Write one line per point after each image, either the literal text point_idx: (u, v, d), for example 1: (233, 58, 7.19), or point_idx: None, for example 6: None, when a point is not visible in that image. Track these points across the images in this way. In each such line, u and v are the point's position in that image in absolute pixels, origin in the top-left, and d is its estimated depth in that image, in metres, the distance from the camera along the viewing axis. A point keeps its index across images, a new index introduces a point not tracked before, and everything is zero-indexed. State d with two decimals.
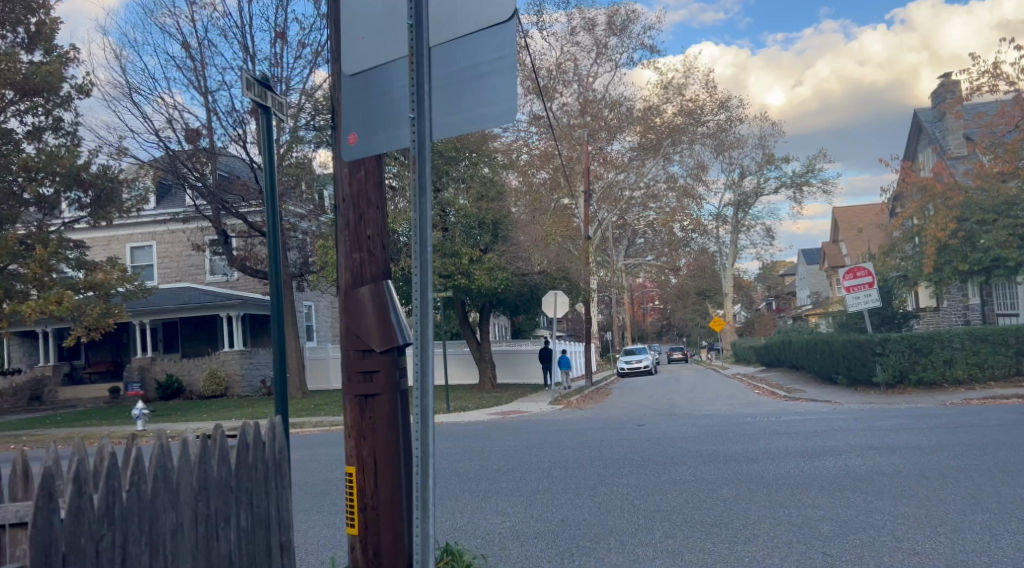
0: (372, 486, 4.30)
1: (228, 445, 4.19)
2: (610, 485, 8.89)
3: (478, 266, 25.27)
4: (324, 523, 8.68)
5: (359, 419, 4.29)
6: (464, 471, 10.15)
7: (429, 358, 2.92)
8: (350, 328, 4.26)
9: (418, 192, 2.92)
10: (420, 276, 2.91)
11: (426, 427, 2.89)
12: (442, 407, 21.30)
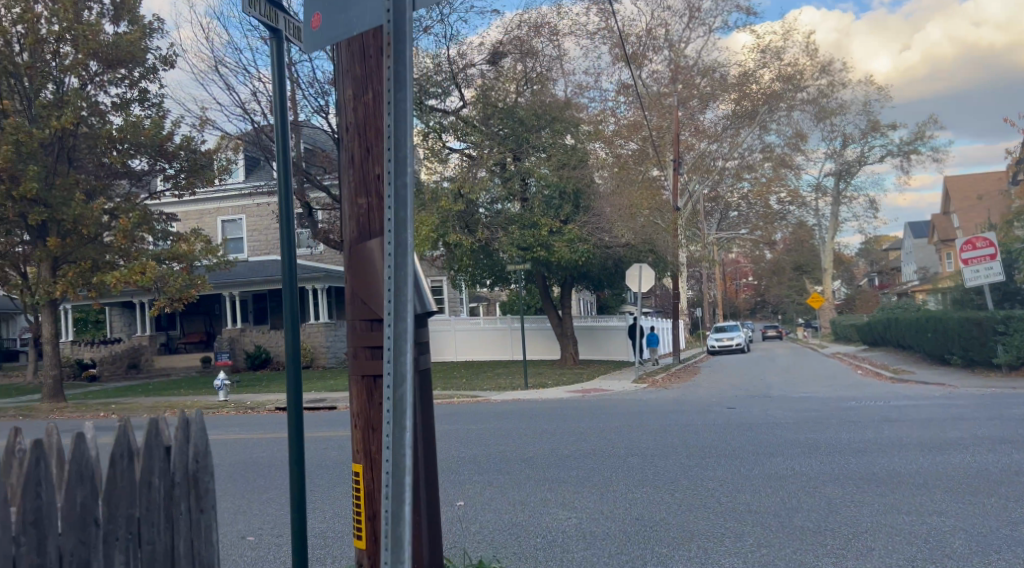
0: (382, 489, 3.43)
1: (87, 469, 3.53)
2: (694, 477, 7.86)
3: (558, 238, 24.47)
4: None
5: (366, 406, 3.43)
6: (532, 455, 9.31)
7: (404, 324, 2.03)
8: (356, 294, 3.40)
9: (394, 85, 2.08)
10: (396, 204, 2.06)
11: (403, 427, 1.97)
12: (519, 383, 20.52)
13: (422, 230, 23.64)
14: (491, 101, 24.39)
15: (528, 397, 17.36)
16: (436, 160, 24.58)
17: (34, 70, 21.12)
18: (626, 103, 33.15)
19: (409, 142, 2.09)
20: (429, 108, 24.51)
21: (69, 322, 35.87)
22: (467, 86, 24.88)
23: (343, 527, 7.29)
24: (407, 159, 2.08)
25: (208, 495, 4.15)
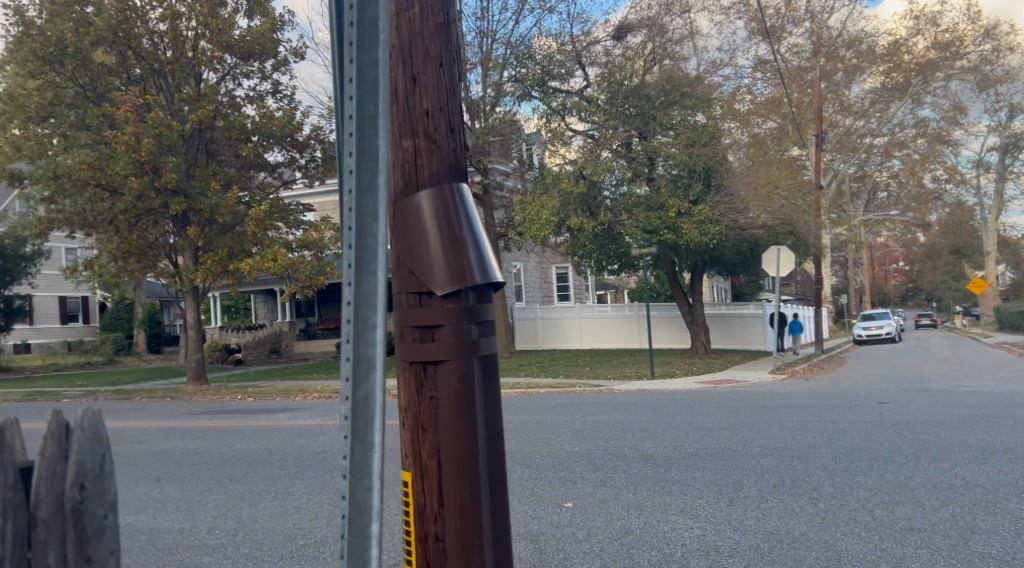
0: (435, 504, 2.73)
1: None
2: (841, 485, 6.79)
3: (686, 219, 22.95)
4: None
5: (416, 399, 2.75)
6: (653, 453, 8.45)
7: (369, 315, 1.85)
8: (402, 260, 2.75)
9: (362, 41, 1.83)
10: (362, 181, 1.85)
11: (366, 435, 1.82)
12: (646, 373, 19.49)
13: (543, 214, 22.89)
14: (614, 79, 23.63)
15: (655, 388, 16.42)
16: (559, 143, 23.91)
17: (175, 66, 21.81)
18: (765, 79, 31.20)
19: (377, 102, 1.85)
20: (551, 89, 24.15)
21: (216, 309, 37.61)
22: (592, 65, 24.15)
23: None
24: (376, 117, 1.85)
25: (104, 535, 3.94)
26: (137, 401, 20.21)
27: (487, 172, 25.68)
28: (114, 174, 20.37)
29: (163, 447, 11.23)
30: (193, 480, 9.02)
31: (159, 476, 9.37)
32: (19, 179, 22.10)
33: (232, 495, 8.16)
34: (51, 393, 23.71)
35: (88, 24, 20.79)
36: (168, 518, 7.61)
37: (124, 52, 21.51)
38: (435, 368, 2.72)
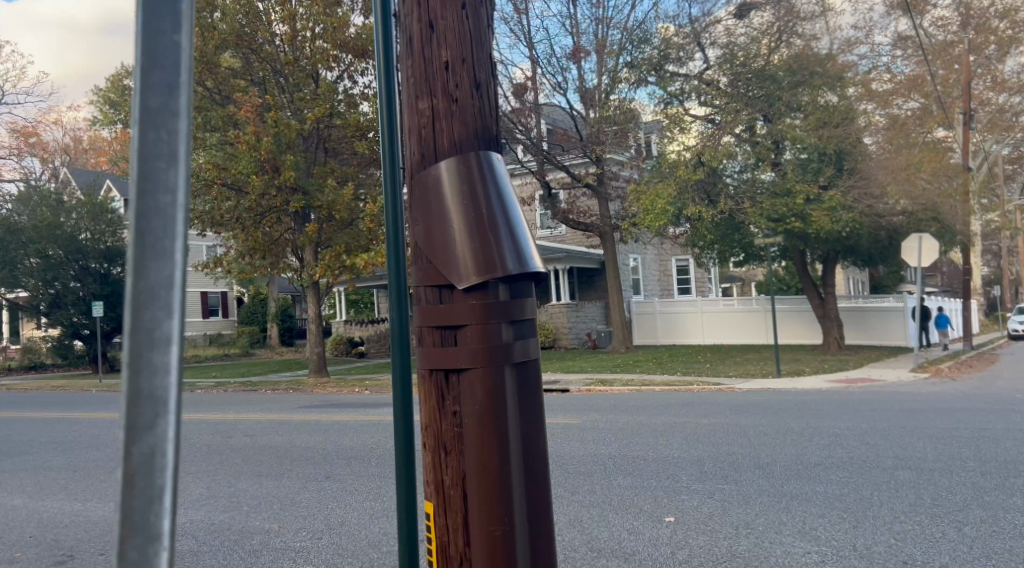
0: (461, 540, 2.27)
1: None
2: (994, 506, 5.86)
3: (815, 206, 21.36)
4: (582, 498, 6.79)
5: (438, 412, 2.30)
6: (771, 461, 7.69)
7: (155, 351, 1.47)
8: (420, 245, 2.32)
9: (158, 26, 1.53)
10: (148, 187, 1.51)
11: (151, 496, 1.45)
12: (771, 370, 18.29)
13: (659, 203, 22.04)
14: (737, 61, 22.48)
15: (780, 387, 15.36)
16: (679, 129, 22.92)
17: (296, 66, 22.13)
18: (906, 56, 28.89)
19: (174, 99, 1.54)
20: (668, 73, 23.37)
21: (341, 304, 38.51)
22: (712, 46, 23.15)
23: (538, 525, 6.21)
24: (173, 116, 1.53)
25: None
26: (261, 393, 20.83)
27: (602, 162, 25.00)
28: (238, 173, 21.01)
29: (270, 440, 11.32)
30: (291, 476, 8.95)
31: (260, 471, 9.37)
32: None
33: (324, 495, 8.02)
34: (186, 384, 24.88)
35: (214, 29, 21.41)
36: (258, 517, 7.52)
37: (248, 54, 22.24)
38: (458, 378, 2.25)
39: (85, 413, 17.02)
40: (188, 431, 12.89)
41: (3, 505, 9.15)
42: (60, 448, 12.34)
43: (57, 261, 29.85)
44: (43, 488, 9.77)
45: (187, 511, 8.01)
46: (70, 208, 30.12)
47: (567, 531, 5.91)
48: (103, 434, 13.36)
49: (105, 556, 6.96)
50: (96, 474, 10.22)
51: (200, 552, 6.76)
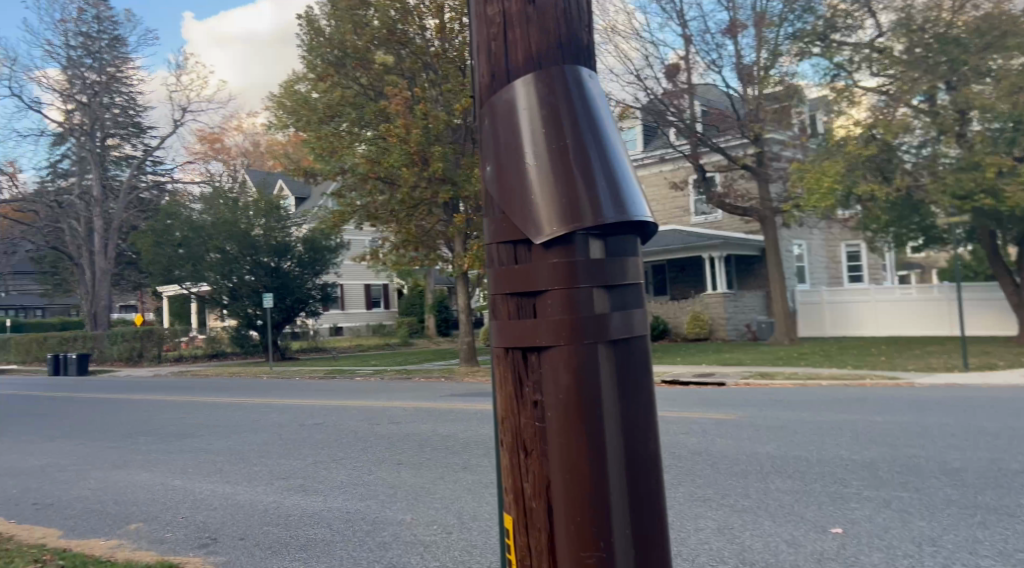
0: (543, 552, 1.99)
1: None
2: None
3: (1009, 180, 18.99)
4: (733, 501, 6.07)
5: (517, 405, 2.02)
6: (961, 468, 6.63)
7: None
8: (493, 188, 2.05)
9: None
10: None
11: None
12: (956, 364, 16.44)
13: (825, 182, 20.42)
14: (914, 26, 20.15)
15: (967, 383, 13.74)
16: (847, 102, 21.15)
17: (443, 57, 22.11)
18: None
19: None
20: (835, 43, 21.67)
21: None
22: (886, 10, 21.04)
23: (685, 528, 5.58)
24: None
25: None
26: (415, 382, 21.12)
27: (762, 141, 23.66)
28: (390, 166, 21.30)
29: (415, 428, 11.25)
30: (430, 466, 8.76)
31: (401, 460, 9.25)
32: (313, 176, 24.02)
33: (460, 487, 7.76)
34: (347, 372, 25.79)
35: (367, 25, 21.85)
36: (392, 507, 7.34)
37: (398, 49, 22.36)
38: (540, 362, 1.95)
39: (252, 398, 17.88)
40: (340, 417, 13.12)
41: (165, 485, 9.56)
42: (223, 431, 12.89)
43: (234, 256, 31.78)
44: (201, 469, 10.15)
45: (327, 498, 7.96)
46: (244, 206, 31.94)
47: (714, 539, 5.25)
48: (262, 418, 13.86)
49: (244, 541, 6.97)
50: (250, 457, 10.52)
51: (332, 541, 6.63)
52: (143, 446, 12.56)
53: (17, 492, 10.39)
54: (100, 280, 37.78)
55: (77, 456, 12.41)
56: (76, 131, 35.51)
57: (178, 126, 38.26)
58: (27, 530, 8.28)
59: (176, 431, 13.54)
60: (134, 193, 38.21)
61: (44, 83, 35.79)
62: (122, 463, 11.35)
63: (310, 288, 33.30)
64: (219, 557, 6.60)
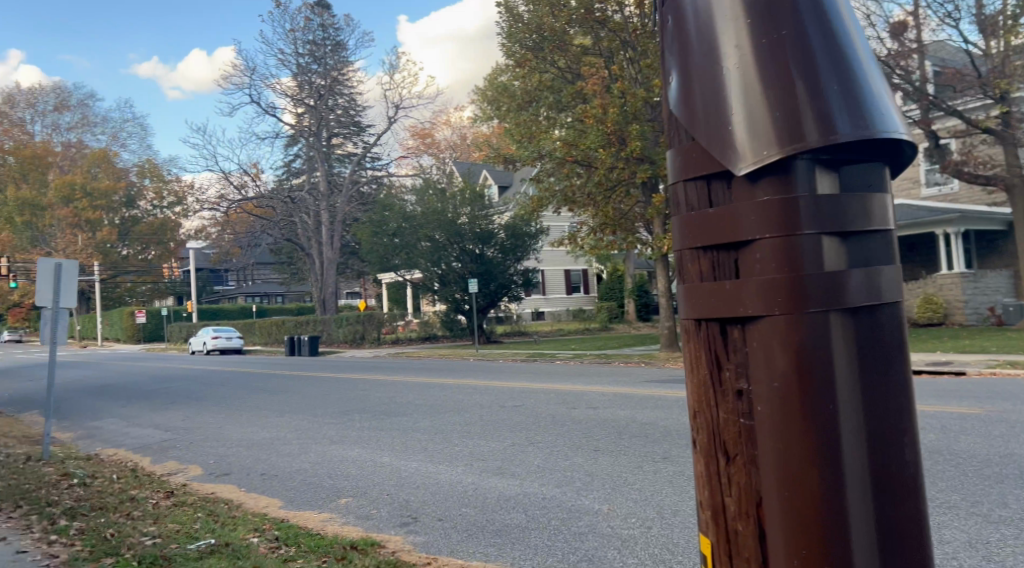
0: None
1: None
2: None
3: None
4: (984, 511, 5.17)
5: (715, 402, 1.82)
6: None
7: None
8: (685, 120, 1.85)
9: None
10: None
11: None
12: None
13: None
14: None
15: None
16: None
17: (642, 33, 21.40)
18: None
19: None
20: None
21: None
22: None
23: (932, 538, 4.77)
24: None
25: None
26: (615, 367, 20.75)
27: (1009, 100, 20.92)
28: (587, 149, 20.92)
29: (613, 414, 10.91)
30: (630, 454, 8.36)
31: (600, 446, 8.93)
32: (512, 161, 24.37)
33: (660, 478, 7.30)
34: (548, 356, 25.89)
35: (565, 6, 21.64)
36: (589, 495, 7.02)
37: (596, 30, 21.89)
38: (749, 319, 1.72)
39: (458, 379, 18.36)
40: (538, 400, 13.05)
41: (374, 462, 9.88)
42: (428, 411, 13.24)
43: (442, 244, 33.01)
44: (406, 448, 10.41)
45: (523, 483, 7.80)
46: (450, 196, 33.03)
47: (964, 554, 4.46)
48: (464, 399, 14.12)
49: (443, 522, 6.94)
50: (451, 437, 10.67)
51: (528, 528, 6.42)
52: (358, 423, 13.20)
53: (249, 462, 11.23)
54: (326, 268, 40.78)
55: (299, 431, 13.24)
56: (304, 132, 38.36)
57: (392, 122, 40.28)
58: (254, 499, 8.87)
59: (387, 409, 14.12)
60: (355, 187, 40.76)
61: (277, 89, 39.00)
62: (337, 439, 11.95)
63: (512, 274, 33.80)
64: (419, 537, 6.59)
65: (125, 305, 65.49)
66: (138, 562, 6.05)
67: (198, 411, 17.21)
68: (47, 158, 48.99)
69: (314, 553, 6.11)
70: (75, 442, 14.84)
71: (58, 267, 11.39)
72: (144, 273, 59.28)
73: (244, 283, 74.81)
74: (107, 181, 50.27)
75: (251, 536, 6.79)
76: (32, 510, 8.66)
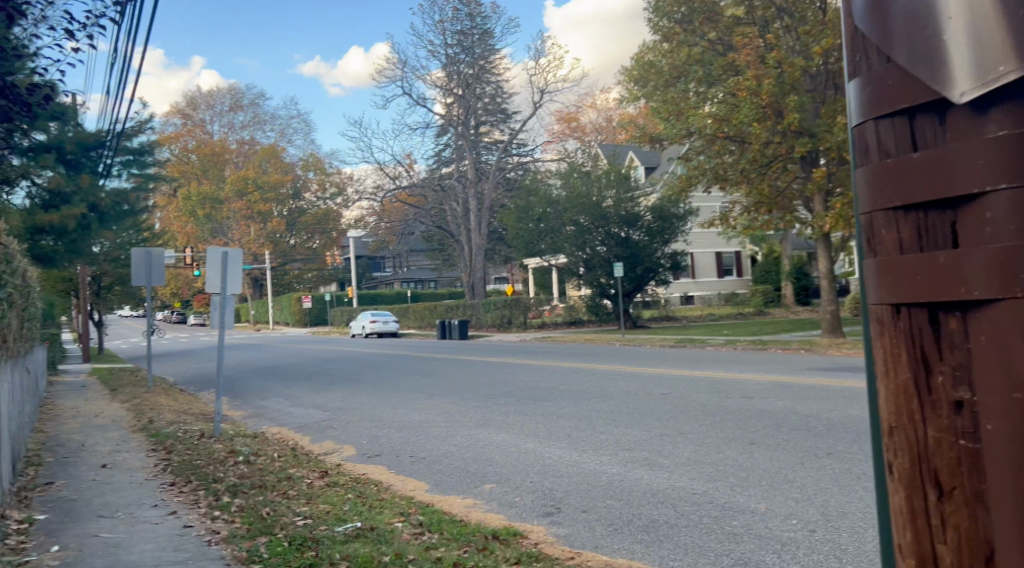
0: None
1: None
2: None
3: None
4: None
5: (926, 424, 1.77)
6: None
7: None
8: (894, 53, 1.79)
9: None
10: None
11: None
12: None
13: None
14: None
15: None
16: None
17: None
18: None
19: None
20: None
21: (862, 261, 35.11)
22: None
23: None
24: None
25: None
26: (771, 353, 19.78)
27: None
28: (740, 123, 19.87)
29: (769, 404, 10.26)
30: (789, 448, 7.78)
31: (755, 439, 8.38)
32: (660, 140, 23.68)
33: (823, 477, 6.72)
34: (699, 340, 25.06)
35: None
36: (744, 493, 6.56)
37: None
38: (972, 304, 1.65)
39: (606, 364, 18.01)
40: (689, 388, 12.52)
41: (519, 447, 9.77)
42: (574, 396, 13.02)
43: (587, 227, 32.58)
44: (552, 434, 10.23)
45: (672, 476, 7.42)
46: (596, 178, 32.57)
47: None
48: (611, 385, 13.81)
49: (587, 514, 6.68)
50: (597, 424, 10.39)
51: (676, 526, 6.06)
52: (504, 407, 13.18)
53: (399, 444, 11.44)
54: (475, 254, 41.45)
55: (448, 414, 13.40)
56: (453, 121, 38.95)
57: (538, 107, 40.21)
58: (403, 481, 8.96)
59: (533, 394, 14.03)
60: (502, 173, 41.08)
61: (428, 80, 39.82)
62: (483, 423, 11.95)
63: (660, 257, 32.90)
64: (562, 529, 6.37)
65: (293, 290, 69.52)
66: (289, 543, 6.20)
67: (356, 392, 17.84)
68: (223, 155, 52.60)
69: (456, 542, 5.98)
70: (245, 419, 15.77)
71: (224, 255, 11.96)
72: (309, 261, 62.64)
73: (400, 269, 77.58)
74: (275, 174, 53.31)
75: (396, 521, 6.78)
76: (201, 485, 9.15)
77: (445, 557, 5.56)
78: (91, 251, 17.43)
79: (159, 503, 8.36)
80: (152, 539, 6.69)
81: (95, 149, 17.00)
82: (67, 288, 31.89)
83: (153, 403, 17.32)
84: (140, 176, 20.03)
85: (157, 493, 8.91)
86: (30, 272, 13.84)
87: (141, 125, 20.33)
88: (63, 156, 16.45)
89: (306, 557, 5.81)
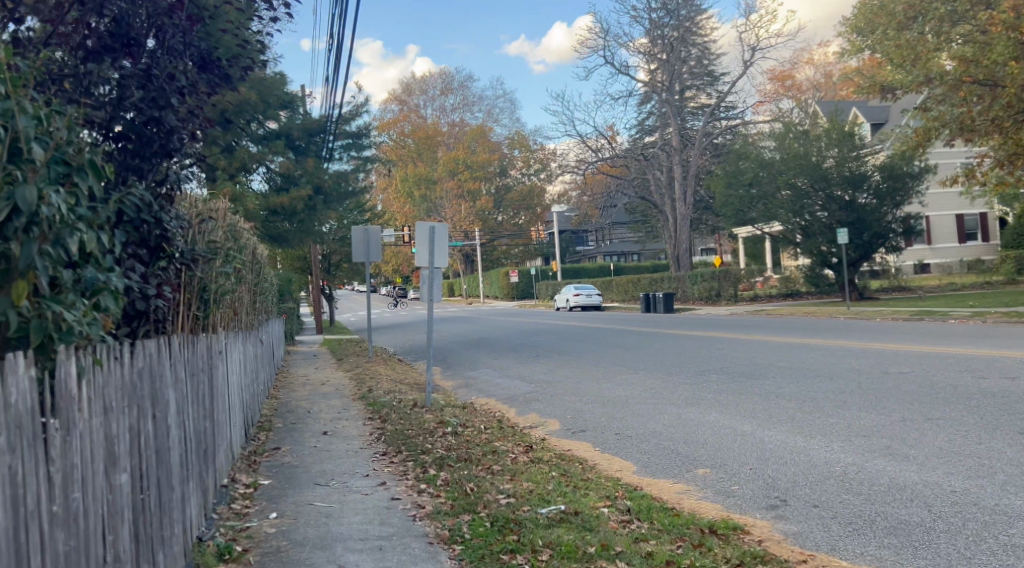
0: None
1: (139, 412, 3.85)
2: None
3: None
4: None
5: None
6: None
7: None
8: None
9: None
10: None
11: None
12: None
13: None
14: None
15: None
16: None
17: None
18: None
19: None
20: None
21: None
22: None
23: None
24: None
25: None
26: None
27: None
28: (992, 64, 17.32)
29: None
30: None
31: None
32: (893, 91, 21.34)
33: None
34: (938, 313, 22.51)
35: None
36: (1019, 496, 5.46)
37: None
38: None
39: (830, 339, 16.50)
40: (933, 366, 11.02)
41: (735, 429, 8.98)
42: (796, 374, 11.91)
43: (805, 191, 30.22)
44: (771, 416, 9.33)
45: (922, 469, 6.38)
46: (816, 138, 30.13)
47: None
48: (837, 362, 12.50)
49: (820, 510, 5.87)
50: (826, 406, 9.34)
51: (933, 531, 5.12)
52: (717, 383, 12.35)
53: (605, 420, 10.97)
54: (681, 224, 40.05)
55: (657, 389, 12.77)
56: (658, 88, 37.50)
57: (749, 67, 37.86)
58: (609, 461, 8.49)
59: (748, 371, 13.05)
60: (710, 139, 39.30)
61: (632, 47, 38.72)
62: (694, 400, 11.20)
63: (890, 221, 29.87)
64: (791, 526, 5.60)
65: (502, 266, 71.25)
66: (491, 523, 5.93)
67: (561, 364, 17.60)
68: (436, 137, 54.50)
69: (669, 534, 5.42)
70: (455, 390, 16.04)
71: (431, 230, 12.01)
72: (517, 236, 63.79)
73: (605, 243, 77.18)
74: (483, 153, 54.57)
75: (602, 506, 6.32)
76: (410, 456, 9.21)
77: (657, 551, 5.01)
78: (319, 230, 18.52)
79: (370, 473, 8.46)
80: (361, 511, 6.69)
81: (321, 135, 18.03)
82: (301, 267, 34.45)
83: (371, 372, 18.09)
84: (358, 158, 21.01)
85: (370, 463, 9.08)
86: (262, 250, 14.80)
87: (358, 109, 21.29)
88: (291, 142, 17.60)
89: (508, 540, 5.49)
